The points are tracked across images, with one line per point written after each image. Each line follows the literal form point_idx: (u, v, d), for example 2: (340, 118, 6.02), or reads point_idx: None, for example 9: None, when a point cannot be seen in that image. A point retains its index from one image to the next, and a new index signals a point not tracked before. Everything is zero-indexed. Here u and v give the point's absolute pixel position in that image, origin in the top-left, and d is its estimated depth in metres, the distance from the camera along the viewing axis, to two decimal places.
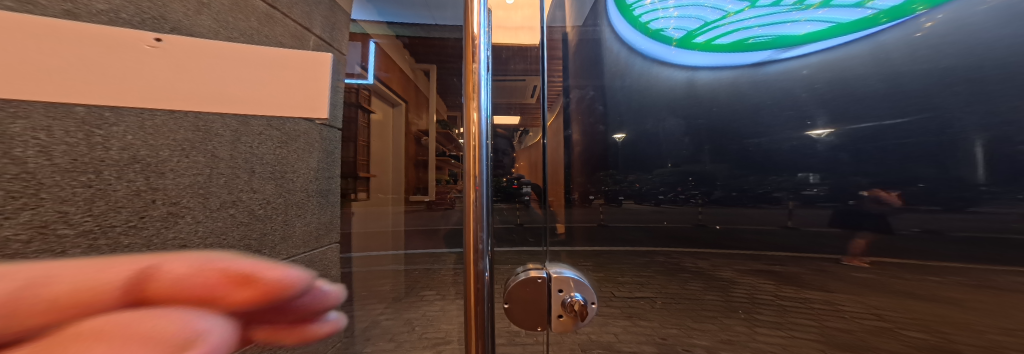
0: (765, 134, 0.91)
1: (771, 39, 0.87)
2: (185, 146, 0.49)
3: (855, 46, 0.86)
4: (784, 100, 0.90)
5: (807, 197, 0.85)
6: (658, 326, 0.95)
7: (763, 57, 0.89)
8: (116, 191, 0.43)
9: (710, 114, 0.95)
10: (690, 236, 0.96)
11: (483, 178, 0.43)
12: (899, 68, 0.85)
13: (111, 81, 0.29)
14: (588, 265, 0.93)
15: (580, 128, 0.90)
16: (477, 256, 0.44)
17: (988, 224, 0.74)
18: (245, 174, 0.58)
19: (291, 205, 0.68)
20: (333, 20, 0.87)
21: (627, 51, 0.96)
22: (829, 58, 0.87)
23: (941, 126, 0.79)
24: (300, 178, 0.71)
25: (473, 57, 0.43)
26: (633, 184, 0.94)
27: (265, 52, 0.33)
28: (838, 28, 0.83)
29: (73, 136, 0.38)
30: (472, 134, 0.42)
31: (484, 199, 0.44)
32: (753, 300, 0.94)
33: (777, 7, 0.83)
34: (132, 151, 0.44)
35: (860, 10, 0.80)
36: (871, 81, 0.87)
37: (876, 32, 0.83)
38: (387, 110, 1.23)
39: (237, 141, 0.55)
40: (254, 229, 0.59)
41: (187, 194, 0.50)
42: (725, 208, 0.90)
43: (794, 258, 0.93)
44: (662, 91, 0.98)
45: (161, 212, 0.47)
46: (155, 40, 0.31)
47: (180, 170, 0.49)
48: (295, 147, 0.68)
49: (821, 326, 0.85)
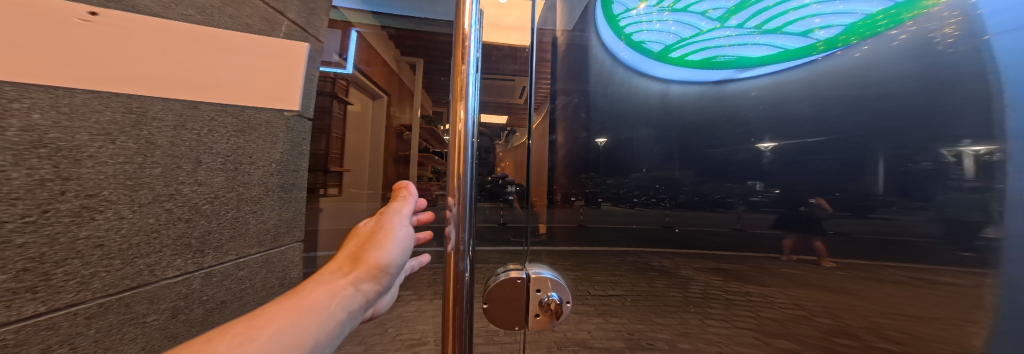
0: (724, 146, 1.00)
1: (732, 59, 0.97)
2: (111, 130, 0.44)
3: (796, 71, 0.95)
4: (733, 117, 1.00)
5: (753, 202, 0.97)
6: (627, 322, 0.98)
7: (725, 75, 0.99)
8: (13, 179, 0.35)
9: (680, 127, 1.02)
10: (659, 236, 1.03)
11: (467, 179, 0.44)
12: (825, 94, 0.95)
13: (91, 62, 0.42)
14: (567, 265, 0.92)
15: (564, 133, 0.96)
16: (458, 257, 0.45)
17: (890, 227, 0.88)
18: (189, 165, 0.53)
19: (249, 201, 0.63)
20: (310, 5, 0.81)
21: (612, 61, 1.05)
22: (775, 81, 0.96)
23: (853, 146, 0.92)
24: (259, 171, 0.66)
25: (463, 56, 0.44)
26: (612, 187, 1.01)
27: (246, 49, 0.53)
28: (787, 54, 0.93)
29: None
30: (457, 132, 0.43)
31: (469, 198, 0.45)
32: (706, 295, 1.01)
33: (741, 29, 0.94)
34: (37, 133, 0.37)
35: (804, 38, 0.92)
36: (806, 105, 0.96)
37: (811, 61, 0.94)
38: (366, 102, 1.13)
39: (181, 127, 0.52)
40: (195, 226, 0.54)
41: (110, 184, 0.43)
42: (689, 211, 1.00)
43: (739, 257, 1.01)
44: (639, 102, 1.05)
45: (72, 205, 0.40)
46: (88, 15, 0.42)
47: (103, 157, 0.43)
48: (255, 137, 0.63)
49: (756, 316, 0.96)
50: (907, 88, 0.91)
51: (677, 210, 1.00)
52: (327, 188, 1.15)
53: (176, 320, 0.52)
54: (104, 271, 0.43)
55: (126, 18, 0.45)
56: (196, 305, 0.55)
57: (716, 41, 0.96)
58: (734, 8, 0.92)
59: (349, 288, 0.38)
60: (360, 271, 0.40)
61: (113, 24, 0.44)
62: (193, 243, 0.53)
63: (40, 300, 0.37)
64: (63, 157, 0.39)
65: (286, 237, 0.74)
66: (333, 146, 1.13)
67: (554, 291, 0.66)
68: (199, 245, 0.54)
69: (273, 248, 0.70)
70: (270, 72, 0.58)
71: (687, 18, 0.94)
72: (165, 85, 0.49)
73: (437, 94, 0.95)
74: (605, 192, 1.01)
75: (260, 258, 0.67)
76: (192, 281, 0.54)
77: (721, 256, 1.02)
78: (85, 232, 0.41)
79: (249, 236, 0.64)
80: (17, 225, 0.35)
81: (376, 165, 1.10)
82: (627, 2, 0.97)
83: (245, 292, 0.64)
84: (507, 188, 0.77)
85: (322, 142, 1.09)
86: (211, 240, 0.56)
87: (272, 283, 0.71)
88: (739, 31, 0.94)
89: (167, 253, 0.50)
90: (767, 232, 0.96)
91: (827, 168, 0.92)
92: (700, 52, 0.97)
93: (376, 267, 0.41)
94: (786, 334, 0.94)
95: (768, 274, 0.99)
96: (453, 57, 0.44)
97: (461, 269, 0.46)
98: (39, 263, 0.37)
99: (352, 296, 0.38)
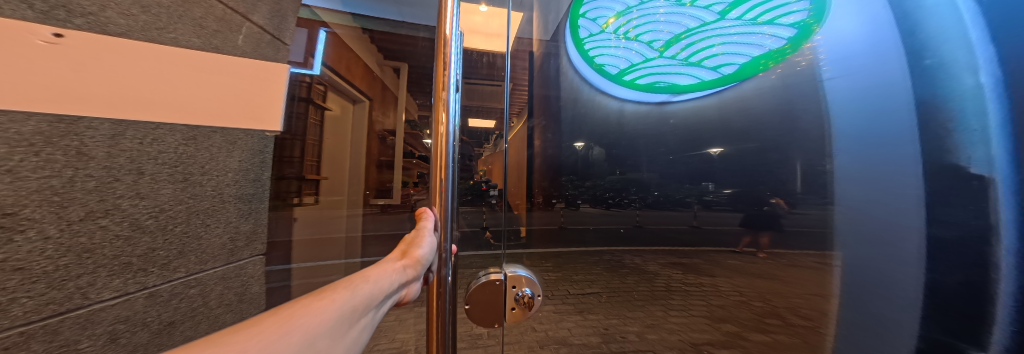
0: (670, 154, 1.10)
1: (668, 85, 1.07)
2: (35, 141, 0.37)
3: (706, 99, 1.07)
4: (653, 136, 1.11)
5: (707, 201, 1.08)
6: (602, 318, 1.04)
7: (663, 98, 1.08)
8: None
9: (631, 141, 1.11)
10: (630, 235, 1.13)
11: (449, 186, 0.47)
12: (729, 112, 1.08)
13: (55, 85, 0.38)
14: (547, 265, 1.00)
15: (542, 142, 1.03)
16: (442, 263, 0.47)
17: (818, 221, 1.02)
18: (130, 177, 0.47)
19: (206, 212, 0.59)
20: (278, 7, 0.79)
21: (580, 78, 1.14)
22: (700, 104, 1.07)
23: (782, 154, 1.05)
24: (216, 179, 0.62)
25: (445, 72, 0.46)
26: (589, 190, 1.09)
27: (230, 61, 0.55)
28: (704, 84, 1.05)
29: None
30: (439, 137, 0.45)
31: (449, 206, 0.47)
32: (669, 289, 1.10)
33: (671, 60, 1.04)
34: None
35: (715, 72, 1.04)
36: (727, 123, 1.08)
37: (721, 90, 1.06)
38: (346, 105, 1.29)
39: (118, 137, 0.46)
40: (136, 244, 0.47)
41: (34, 200, 0.36)
42: (656, 211, 1.10)
43: (696, 251, 1.12)
44: (598, 117, 1.14)
45: None
46: (52, 36, 0.38)
47: (25, 172, 0.36)
48: (207, 145, 0.59)
49: (708, 304, 1.07)
50: (790, 110, 1.07)
51: (645, 209, 1.10)
52: (301, 196, 1.10)
53: (116, 346, 0.45)
54: (26, 296, 0.35)
55: (92, 38, 0.41)
56: (139, 327, 0.48)
57: (662, 68, 1.05)
58: (671, 40, 1.02)
59: (403, 271, 0.34)
60: (407, 259, 0.37)
61: (79, 45, 0.40)
62: (133, 262, 0.47)
63: None
64: None
65: (245, 251, 0.70)
66: (309, 153, 1.09)
67: (528, 288, 0.69)
68: (141, 264, 0.48)
69: (229, 262, 0.65)
70: (259, 93, 0.58)
71: (637, 46, 1.04)
72: (152, 105, 0.47)
73: (419, 100, 0.97)
74: (583, 194, 1.09)
75: (215, 275, 0.61)
76: (133, 303, 0.47)
77: (682, 252, 1.12)
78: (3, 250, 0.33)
79: (202, 252, 0.58)
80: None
81: (358, 169, 1.30)
82: (591, 27, 1.07)
83: (198, 311, 0.57)
84: (489, 192, 0.79)
85: (296, 148, 1.00)
86: (156, 257, 0.50)
87: (234, 299, 0.67)
88: (670, 61, 1.04)
89: (103, 274, 0.43)
90: (728, 228, 1.09)
91: (750, 171, 1.06)
92: (647, 76, 1.07)
93: (419, 254, 0.39)
94: (730, 319, 1.05)
95: (718, 266, 1.11)
96: (434, 72, 0.46)
97: (439, 271, 0.47)
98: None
99: (406, 273, 0.34)
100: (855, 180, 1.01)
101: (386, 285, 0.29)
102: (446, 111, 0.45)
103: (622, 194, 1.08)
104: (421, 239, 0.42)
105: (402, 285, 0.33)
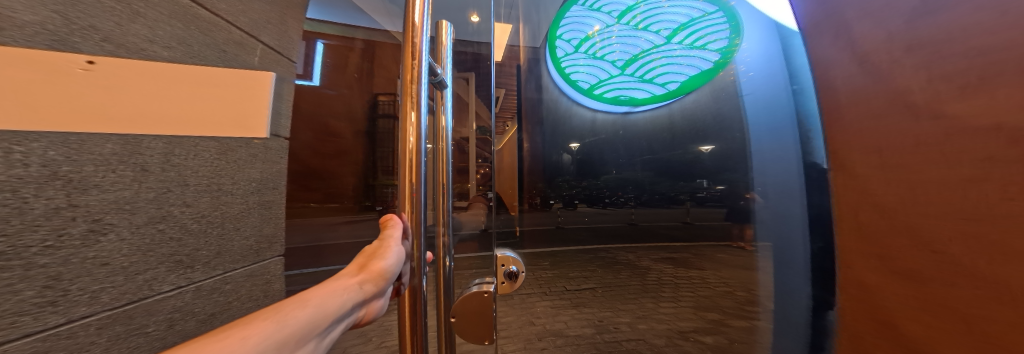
0: (625, 160, 1.14)
1: (626, 98, 1.11)
2: (112, 161, 0.44)
3: (658, 110, 1.09)
4: (613, 142, 1.15)
5: (701, 198, 1.07)
6: (597, 311, 1.20)
7: (624, 109, 1.12)
8: (34, 210, 0.35)
9: (603, 142, 1.15)
10: (624, 232, 1.20)
11: (421, 208, 0.36)
12: (677, 121, 1.10)
13: (77, 110, 0.39)
14: (544, 264, 1.19)
15: (531, 143, 1.11)
16: (415, 265, 0.37)
17: None
18: (177, 188, 0.53)
19: (231, 217, 0.65)
20: (283, 28, 0.85)
21: (557, 92, 1.20)
22: (669, 112, 1.09)
23: (744, 157, 1.05)
24: (238, 182, 0.67)
25: (415, 61, 0.35)
26: (586, 189, 1.14)
27: (224, 74, 0.56)
28: (655, 97, 1.09)
29: (23, 157, 0.34)
30: (408, 147, 0.34)
31: (420, 224, 0.37)
32: (660, 282, 1.18)
33: (629, 77, 1.09)
34: (53, 167, 0.37)
35: (663, 88, 1.07)
36: (687, 131, 1.09)
37: (669, 103, 1.08)
38: None
39: (169, 154, 0.52)
40: (185, 245, 0.55)
41: (112, 209, 0.43)
42: (649, 209, 1.14)
43: (688, 247, 1.16)
44: (574, 125, 1.19)
45: (81, 229, 0.40)
46: (86, 63, 0.39)
47: (106, 185, 0.43)
48: (236, 158, 0.66)
49: (694, 295, 1.15)
50: (725, 119, 1.07)
51: (640, 207, 1.15)
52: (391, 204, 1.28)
53: (173, 330, 0.53)
54: (111, 287, 0.43)
55: (120, 62, 0.43)
56: (190, 316, 0.56)
57: (623, 84, 1.10)
58: (629, 60, 1.07)
59: (361, 288, 0.24)
60: (366, 272, 0.27)
61: (108, 72, 0.42)
62: (184, 260, 0.54)
63: (60, 312, 0.38)
64: (77, 187, 0.40)
65: (268, 252, 0.77)
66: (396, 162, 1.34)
67: (516, 265, 0.71)
68: (189, 262, 0.55)
69: (256, 262, 0.73)
70: (244, 101, 0.58)
71: (602, 64, 1.10)
72: (155, 120, 0.47)
73: None
74: (580, 193, 1.15)
75: (244, 273, 0.69)
76: (185, 295, 0.54)
77: (672, 247, 1.17)
78: (100, 248, 0.42)
79: (232, 251, 0.65)
80: (37, 245, 0.35)
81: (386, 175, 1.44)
82: (566, 48, 1.13)
83: (232, 304, 0.65)
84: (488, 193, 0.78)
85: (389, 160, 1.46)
86: (200, 255, 0.57)
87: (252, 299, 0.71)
88: (628, 78, 1.10)
89: (162, 270, 0.50)
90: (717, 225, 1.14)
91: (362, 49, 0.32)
92: (613, 90, 1.11)
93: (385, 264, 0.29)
94: (714, 308, 1.12)
95: (707, 259, 1.14)
96: (400, 62, 0.35)
97: (413, 282, 0.37)
98: (59, 280, 0.38)
99: (364, 294, 0.24)
100: (782, 187, 1.00)
101: (335, 309, 0.19)
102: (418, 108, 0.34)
103: (617, 193, 1.15)
104: (385, 252, 0.31)
105: (356, 306, 0.23)
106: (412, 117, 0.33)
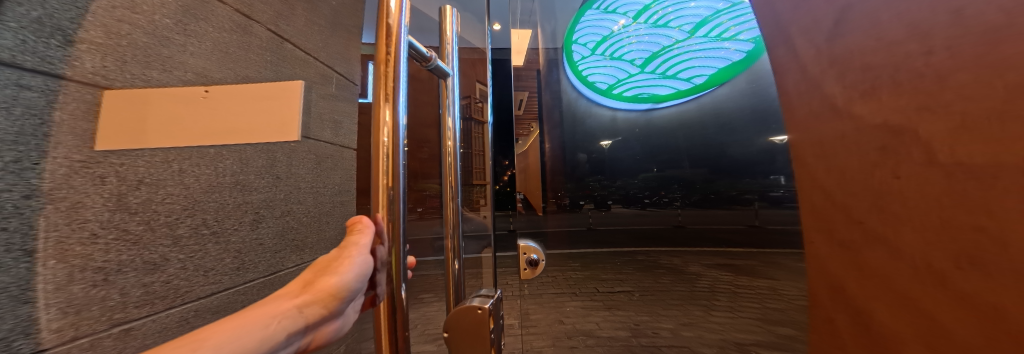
0: (641, 159, 1.13)
1: (648, 95, 1.08)
2: (272, 165, 0.45)
3: (685, 105, 1.05)
4: (632, 138, 1.13)
5: (774, 198, 0.77)
6: (632, 315, 1.20)
7: (647, 106, 1.09)
8: (227, 204, 0.37)
9: (636, 135, 1.13)
10: (666, 235, 1.18)
11: (401, 215, 0.16)
12: (697, 117, 1.03)
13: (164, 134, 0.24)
14: (576, 265, 1.19)
15: (553, 144, 1.01)
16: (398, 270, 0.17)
17: None
18: (292, 190, 0.52)
19: (320, 220, 0.60)
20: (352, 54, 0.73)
21: (577, 94, 1.12)
22: (692, 106, 1.04)
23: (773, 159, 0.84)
24: (324, 189, 0.61)
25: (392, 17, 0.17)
26: (620, 189, 1.13)
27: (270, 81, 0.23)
28: (679, 93, 1.04)
29: (215, 167, 0.35)
30: (378, 161, 0.15)
31: (401, 224, 0.16)
32: (713, 290, 1.15)
33: (651, 74, 1.04)
34: (235, 176, 0.37)
35: (687, 82, 1.01)
36: (706, 127, 1.03)
37: (698, 96, 1.02)
38: None
39: (278, 161, 0.47)
40: (295, 234, 0.53)
41: (262, 205, 0.44)
42: (701, 210, 1.07)
43: (751, 253, 1.01)
44: (593, 126, 1.15)
45: (247, 218, 0.40)
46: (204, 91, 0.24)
47: (260, 188, 0.43)
48: (334, 166, 0.63)
49: (762, 308, 0.96)
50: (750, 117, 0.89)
51: (686, 209, 1.10)
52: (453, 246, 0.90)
53: None
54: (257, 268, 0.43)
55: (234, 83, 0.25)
56: None
57: (643, 82, 1.07)
58: (648, 58, 1.02)
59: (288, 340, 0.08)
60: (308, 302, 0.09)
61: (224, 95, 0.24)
62: (296, 243, 0.53)
63: (235, 274, 0.39)
64: (246, 184, 0.39)
65: None
66: None
67: (536, 254, 0.70)
68: (301, 245, 0.55)
69: None
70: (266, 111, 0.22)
71: (621, 64, 1.05)
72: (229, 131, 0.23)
73: None
74: (613, 194, 1.13)
75: None
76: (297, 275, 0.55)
77: (732, 253, 1.08)
78: (258, 232, 0.43)
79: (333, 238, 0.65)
80: (236, 226, 0.39)
81: None
82: (583, 52, 1.08)
83: None
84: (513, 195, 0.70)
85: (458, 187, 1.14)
86: (305, 241, 0.56)
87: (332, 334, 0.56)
88: (648, 76, 1.05)
89: (283, 255, 0.50)
90: None
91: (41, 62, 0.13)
92: (632, 89, 1.09)
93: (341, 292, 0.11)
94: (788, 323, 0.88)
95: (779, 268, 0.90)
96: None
97: (391, 292, 0.16)
98: (242, 253, 0.40)
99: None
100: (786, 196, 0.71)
101: None
102: (396, 104, 0.16)
103: (659, 193, 1.12)
104: (344, 264, 0.12)
105: None
106: (388, 117, 0.15)
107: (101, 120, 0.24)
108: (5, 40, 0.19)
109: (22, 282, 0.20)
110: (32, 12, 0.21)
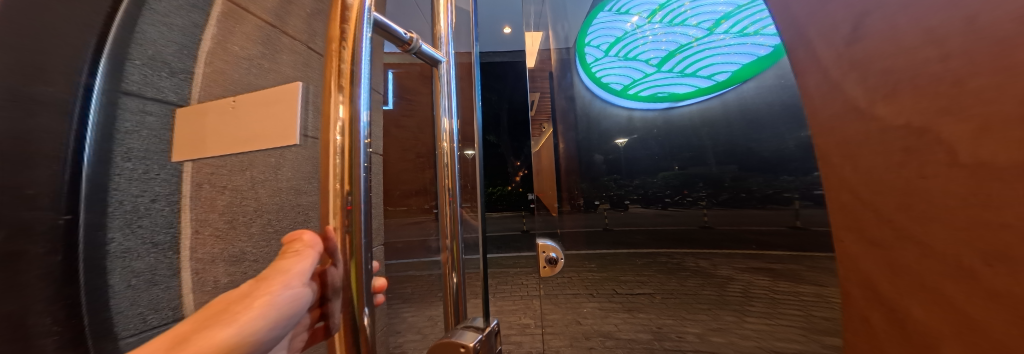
0: (658, 156, 1.11)
1: (666, 94, 1.05)
2: None
3: (708, 102, 1.02)
4: (649, 137, 1.11)
5: None
6: (654, 318, 1.16)
7: (666, 105, 1.07)
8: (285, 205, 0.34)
9: (654, 134, 1.11)
10: (696, 237, 1.16)
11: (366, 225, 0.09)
12: (720, 115, 1.01)
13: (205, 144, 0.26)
14: (593, 266, 1.28)
15: (568, 143, 1.00)
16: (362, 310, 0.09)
17: None
18: None
19: (377, 229, 0.59)
20: None
21: (591, 96, 1.11)
22: (715, 104, 1.01)
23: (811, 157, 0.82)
24: (374, 197, 0.59)
25: None
26: (638, 188, 1.10)
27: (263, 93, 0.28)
28: (700, 90, 1.01)
29: (269, 170, 0.32)
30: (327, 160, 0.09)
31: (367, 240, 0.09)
32: (747, 295, 1.07)
33: (670, 73, 1.01)
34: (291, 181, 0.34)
35: (709, 79, 0.98)
36: (733, 125, 0.99)
37: (722, 92, 0.98)
38: None
39: None
40: None
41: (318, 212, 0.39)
42: (728, 210, 1.03)
43: (794, 257, 0.92)
44: (609, 126, 1.13)
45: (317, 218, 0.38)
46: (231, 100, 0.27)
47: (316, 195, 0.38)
48: None
49: (806, 314, 0.88)
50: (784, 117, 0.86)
51: (715, 208, 1.06)
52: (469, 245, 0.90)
53: None
54: None
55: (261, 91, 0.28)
56: None
57: (661, 81, 1.03)
58: (666, 56, 0.99)
59: None
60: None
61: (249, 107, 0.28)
62: None
63: None
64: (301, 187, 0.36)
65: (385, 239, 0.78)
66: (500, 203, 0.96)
67: (554, 252, 0.62)
68: None
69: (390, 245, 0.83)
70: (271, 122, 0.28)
71: (636, 64, 1.03)
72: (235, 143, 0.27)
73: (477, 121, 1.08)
74: (630, 194, 1.10)
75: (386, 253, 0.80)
76: None
77: (770, 256, 1.02)
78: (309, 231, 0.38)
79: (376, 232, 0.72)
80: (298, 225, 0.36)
81: None
82: (595, 53, 1.06)
83: None
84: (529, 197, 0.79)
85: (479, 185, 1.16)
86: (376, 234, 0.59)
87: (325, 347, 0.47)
88: (666, 75, 1.02)
89: None
90: None
91: (9, 46, 0.16)
92: (649, 89, 1.06)
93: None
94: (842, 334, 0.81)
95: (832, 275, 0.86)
96: None
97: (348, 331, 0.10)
98: None
99: None
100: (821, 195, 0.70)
101: None
102: (356, 91, 0.09)
103: (682, 192, 1.09)
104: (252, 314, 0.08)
105: None
106: (342, 112, 0.09)
107: (178, 131, 0.25)
108: (132, 76, 0.22)
109: (155, 267, 0.23)
110: (146, 50, 0.23)
